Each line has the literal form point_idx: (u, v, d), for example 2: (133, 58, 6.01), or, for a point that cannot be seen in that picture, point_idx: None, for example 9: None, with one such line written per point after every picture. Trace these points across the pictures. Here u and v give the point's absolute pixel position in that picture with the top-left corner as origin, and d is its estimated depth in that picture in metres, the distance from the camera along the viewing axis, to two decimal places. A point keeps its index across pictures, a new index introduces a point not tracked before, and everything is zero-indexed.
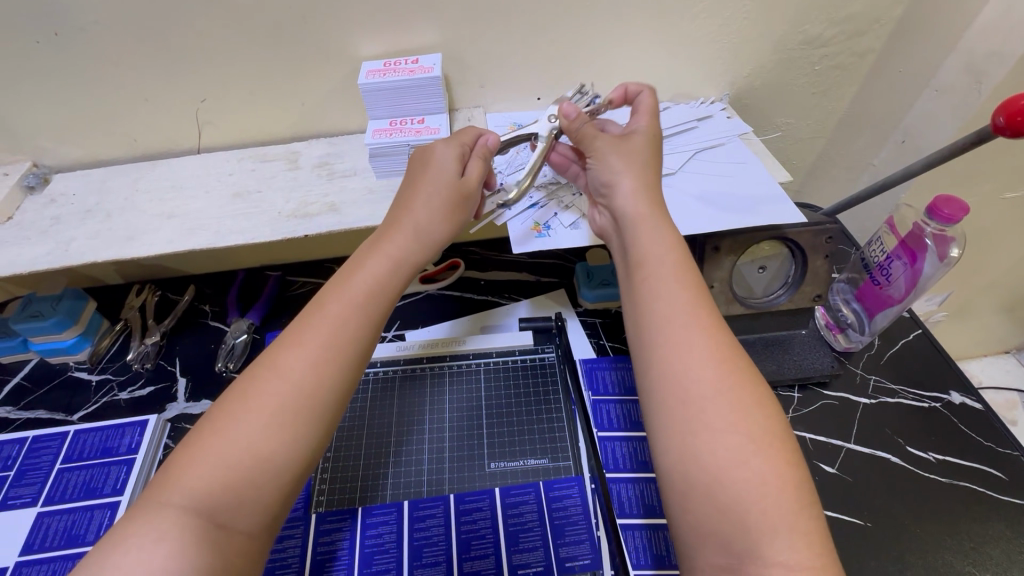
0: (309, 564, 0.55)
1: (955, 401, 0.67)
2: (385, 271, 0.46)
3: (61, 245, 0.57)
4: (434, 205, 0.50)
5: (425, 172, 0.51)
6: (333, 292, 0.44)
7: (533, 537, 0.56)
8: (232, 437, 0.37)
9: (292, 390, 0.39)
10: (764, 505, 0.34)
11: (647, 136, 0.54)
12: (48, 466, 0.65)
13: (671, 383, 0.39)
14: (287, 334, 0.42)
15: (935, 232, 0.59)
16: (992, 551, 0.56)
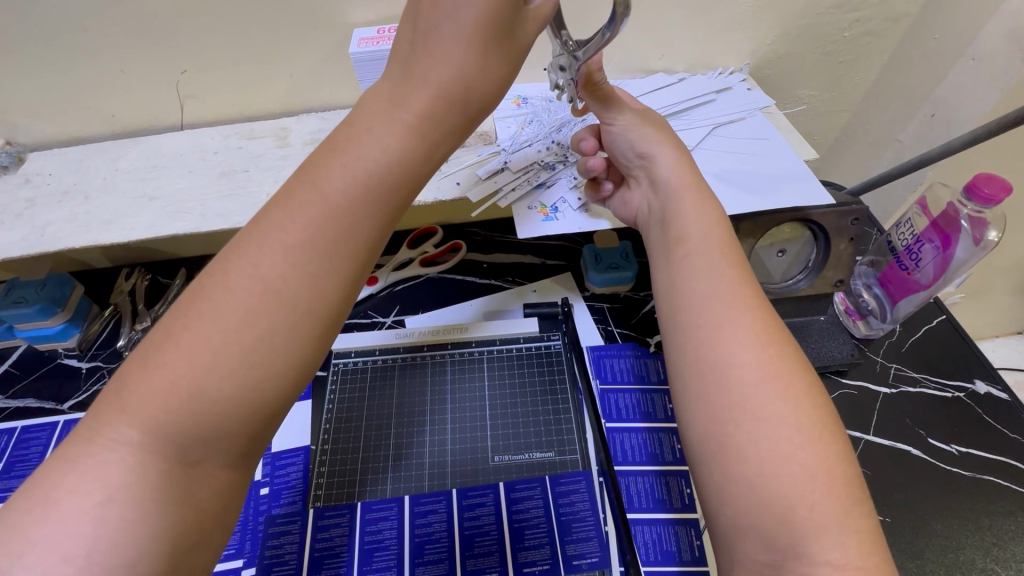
0: (307, 561, 0.53)
1: (980, 390, 0.65)
2: (365, 174, 0.34)
3: (36, 229, 0.54)
4: (470, 48, 0.35)
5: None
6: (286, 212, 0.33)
7: (539, 533, 0.54)
8: (166, 387, 0.30)
9: (241, 330, 0.31)
10: (811, 499, 0.31)
11: (657, 115, 0.51)
12: (37, 458, 0.63)
13: (702, 370, 0.36)
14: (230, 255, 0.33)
15: (971, 214, 0.55)
16: (1015, 547, 0.54)
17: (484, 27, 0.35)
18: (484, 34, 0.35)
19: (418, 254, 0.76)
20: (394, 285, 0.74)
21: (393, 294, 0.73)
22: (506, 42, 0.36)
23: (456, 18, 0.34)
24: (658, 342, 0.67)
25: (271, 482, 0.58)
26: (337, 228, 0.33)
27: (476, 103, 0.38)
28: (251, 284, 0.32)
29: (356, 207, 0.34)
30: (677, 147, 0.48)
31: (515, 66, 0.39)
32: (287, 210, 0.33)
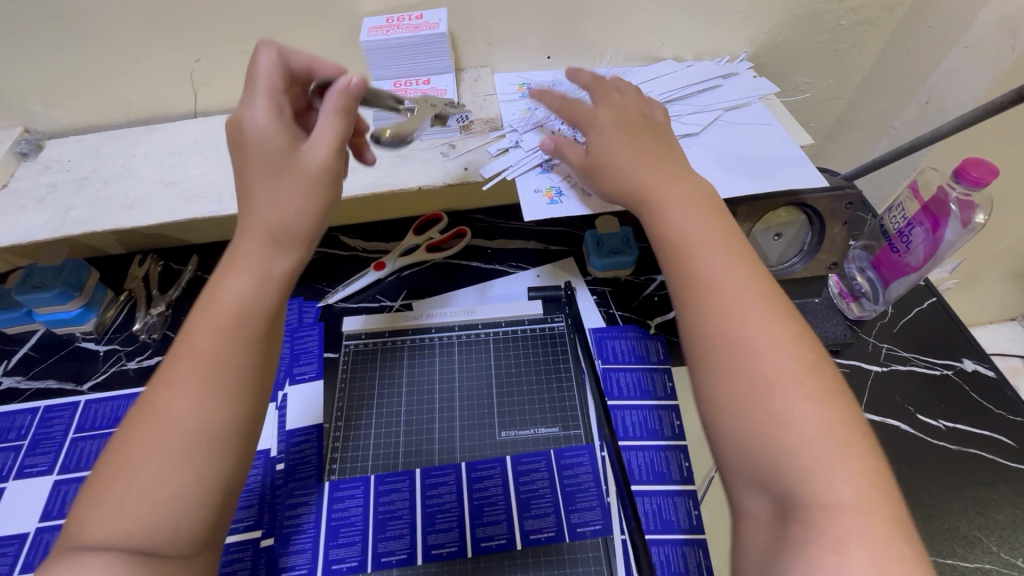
0: (324, 530, 0.56)
1: (967, 368, 0.67)
2: (242, 297, 0.41)
3: (58, 214, 0.55)
4: (268, 188, 0.43)
5: (245, 153, 0.43)
6: (195, 335, 0.39)
7: (545, 503, 0.56)
8: (121, 493, 0.35)
9: (173, 441, 0.36)
10: (828, 471, 0.33)
11: (614, 130, 0.50)
12: (60, 437, 0.63)
13: (714, 353, 0.38)
14: (159, 382, 0.38)
15: (960, 197, 0.57)
16: (999, 515, 0.57)
17: (268, 164, 0.43)
18: (266, 176, 0.43)
19: (424, 240, 0.79)
20: (400, 271, 0.78)
21: (400, 280, 0.77)
22: (289, 173, 0.43)
23: (249, 184, 0.43)
24: (658, 323, 0.71)
25: (286, 459, 0.60)
26: (232, 333, 0.40)
27: (302, 226, 0.43)
28: (170, 412, 0.37)
29: (245, 317, 0.41)
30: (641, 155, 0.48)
31: (329, 185, 0.44)
32: (191, 342, 0.39)
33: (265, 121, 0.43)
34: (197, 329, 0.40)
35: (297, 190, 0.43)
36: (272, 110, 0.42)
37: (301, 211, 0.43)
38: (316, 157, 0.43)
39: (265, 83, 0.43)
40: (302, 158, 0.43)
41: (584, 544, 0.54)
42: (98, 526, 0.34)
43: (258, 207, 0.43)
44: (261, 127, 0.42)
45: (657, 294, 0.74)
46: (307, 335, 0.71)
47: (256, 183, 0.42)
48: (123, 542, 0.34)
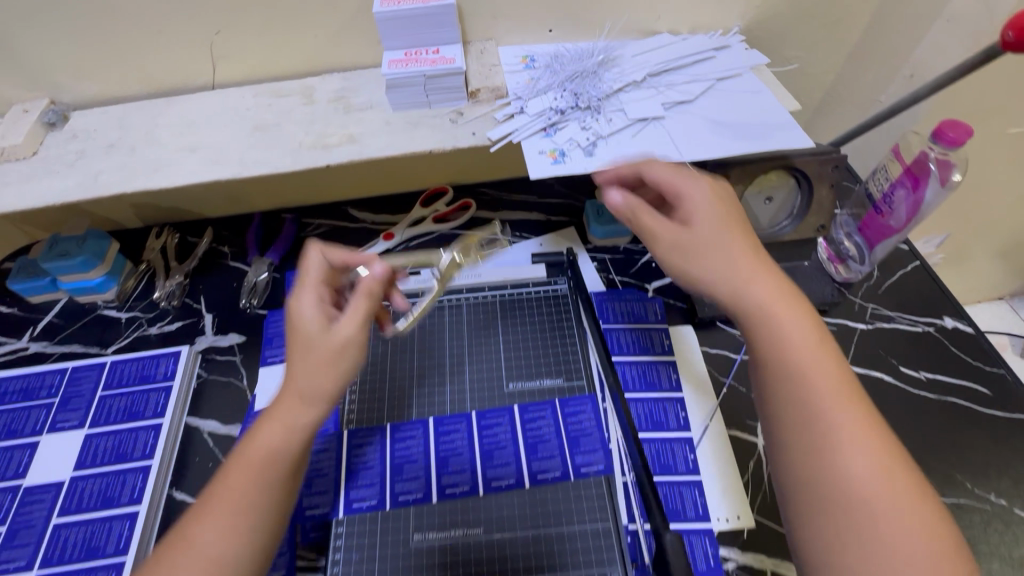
0: (343, 473, 0.59)
1: (948, 325, 0.71)
2: (274, 443, 0.44)
3: (89, 177, 0.58)
4: (302, 353, 0.47)
5: (291, 339, 0.48)
6: (232, 473, 0.44)
7: (550, 446, 0.60)
8: None
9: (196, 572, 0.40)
10: (905, 556, 0.37)
11: (705, 203, 0.50)
12: (89, 393, 0.66)
13: (799, 437, 0.42)
14: (194, 514, 0.43)
15: (938, 157, 0.61)
16: (975, 455, 0.61)
17: (305, 343, 0.47)
18: (301, 354, 0.47)
19: (431, 212, 0.83)
20: (409, 241, 0.82)
21: (408, 250, 0.81)
22: (327, 348, 0.47)
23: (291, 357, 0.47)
24: (655, 288, 0.76)
25: None
26: (262, 469, 0.44)
27: (333, 389, 0.46)
28: (201, 545, 0.41)
29: (275, 457, 0.44)
30: (747, 258, 0.47)
31: (352, 352, 0.47)
32: (227, 475, 0.44)
33: (307, 317, 0.48)
34: (239, 467, 0.44)
35: (330, 360, 0.46)
36: (314, 299, 0.49)
37: (335, 376, 0.46)
38: (345, 329, 0.47)
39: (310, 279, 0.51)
40: (337, 330, 0.47)
41: (587, 482, 0.57)
42: None
43: (295, 369, 0.46)
44: (302, 321, 0.48)
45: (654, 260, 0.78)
46: None
47: (294, 363, 0.47)
48: None
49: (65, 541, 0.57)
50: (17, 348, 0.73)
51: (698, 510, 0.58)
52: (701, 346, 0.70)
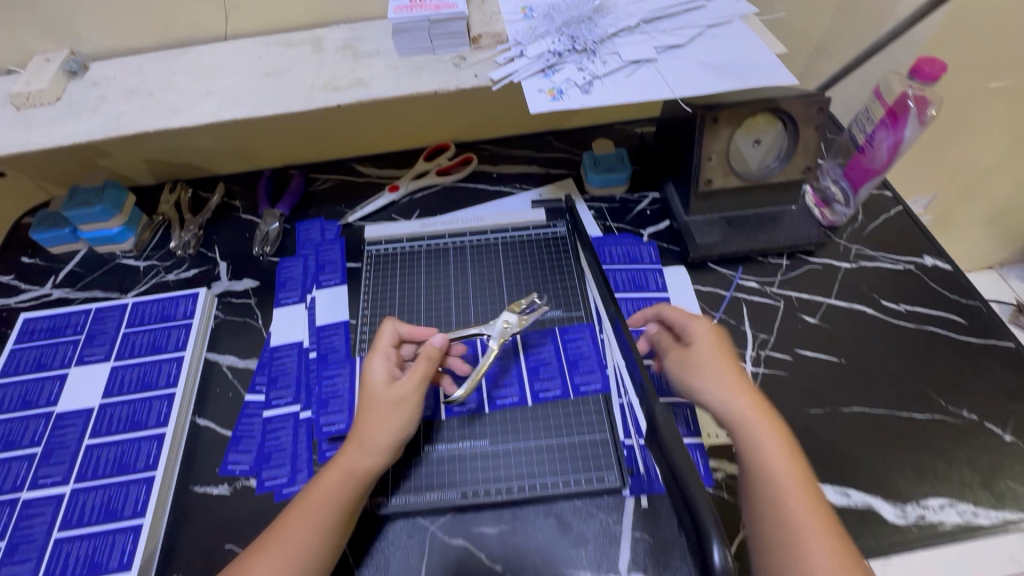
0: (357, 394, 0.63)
1: (928, 263, 0.75)
2: (327, 492, 0.50)
3: (111, 119, 0.61)
4: (369, 410, 0.54)
5: (363, 395, 0.56)
6: (292, 516, 0.49)
7: (551, 369, 0.64)
8: None
9: None
10: None
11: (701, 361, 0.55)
12: (113, 330, 0.70)
13: (770, 516, 0.45)
14: (254, 549, 0.48)
15: (916, 95, 0.64)
16: (950, 375, 0.65)
17: (371, 403, 0.54)
18: (370, 411, 0.54)
19: (433, 166, 0.87)
20: (413, 194, 0.85)
21: (413, 201, 0.84)
22: (388, 406, 0.54)
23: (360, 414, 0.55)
24: (650, 233, 0.79)
25: (321, 350, 0.68)
26: (320, 509, 0.49)
27: (389, 441, 0.53)
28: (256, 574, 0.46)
29: (329, 501, 0.50)
30: (735, 381, 0.53)
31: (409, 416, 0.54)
32: (286, 520, 0.49)
33: (377, 378, 0.56)
34: (301, 508, 0.49)
35: (389, 410, 0.54)
36: (382, 364, 0.57)
37: (392, 425, 0.53)
38: (403, 387, 0.54)
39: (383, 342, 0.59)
40: (403, 394, 0.54)
41: (586, 400, 0.62)
42: None
43: (362, 426, 0.53)
44: (372, 381, 0.56)
45: (649, 208, 0.82)
46: (330, 249, 0.78)
47: (364, 414, 0.54)
48: None
49: (98, 459, 0.60)
50: (41, 295, 0.77)
51: (690, 427, 0.62)
52: (692, 285, 0.74)
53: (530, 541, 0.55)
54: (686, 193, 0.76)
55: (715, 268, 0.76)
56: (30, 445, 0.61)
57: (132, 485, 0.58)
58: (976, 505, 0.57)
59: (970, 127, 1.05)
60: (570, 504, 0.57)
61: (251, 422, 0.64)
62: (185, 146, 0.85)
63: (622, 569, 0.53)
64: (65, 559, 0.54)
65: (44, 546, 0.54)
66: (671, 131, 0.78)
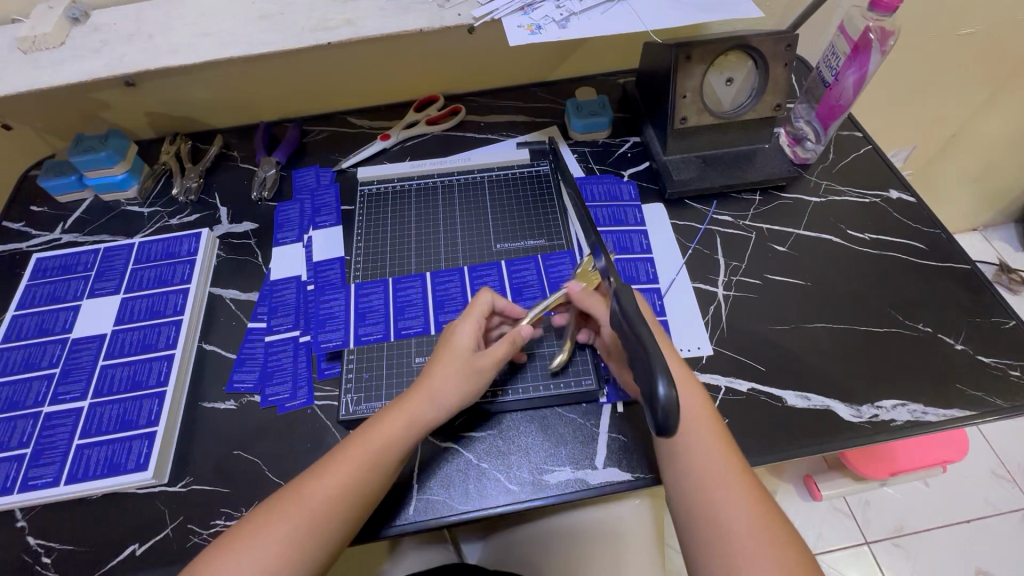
0: (353, 315, 0.68)
1: (893, 196, 0.79)
2: (389, 438, 0.54)
3: (115, 59, 0.65)
4: (446, 367, 0.57)
5: (445, 352, 0.58)
6: (354, 448, 0.53)
7: (534, 289, 0.69)
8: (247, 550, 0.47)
9: (302, 522, 0.49)
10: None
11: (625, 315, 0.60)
12: (122, 267, 0.74)
13: (696, 486, 0.50)
14: (312, 473, 0.52)
15: (877, 28, 0.67)
16: (908, 294, 0.70)
17: (449, 362, 0.57)
18: (447, 369, 0.57)
19: (423, 116, 0.90)
20: (404, 142, 0.89)
21: (404, 149, 0.88)
22: (467, 370, 0.57)
23: (434, 366, 0.58)
24: (631, 174, 0.83)
25: (319, 280, 0.72)
26: (383, 449, 0.53)
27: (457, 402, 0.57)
28: (316, 501, 0.50)
29: (390, 444, 0.54)
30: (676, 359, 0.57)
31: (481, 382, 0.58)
32: (343, 456, 0.52)
33: (463, 342, 0.59)
34: (359, 444, 0.53)
35: (470, 379, 0.57)
36: (470, 331, 0.59)
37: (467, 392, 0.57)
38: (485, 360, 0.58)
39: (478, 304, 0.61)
40: (482, 366, 0.58)
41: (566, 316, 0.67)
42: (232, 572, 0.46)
43: (434, 381, 0.56)
44: (460, 344, 0.58)
45: (630, 152, 0.86)
46: (326, 192, 0.82)
47: (438, 369, 0.57)
48: None
49: (112, 377, 0.64)
50: (50, 239, 0.81)
51: None
52: (670, 220, 0.78)
53: (516, 444, 0.60)
54: (663, 133, 0.79)
55: (691, 204, 0.80)
56: (48, 366, 0.65)
57: (145, 399, 0.63)
58: (926, 404, 0.61)
59: (942, 77, 1.08)
60: (552, 410, 0.62)
61: (253, 347, 0.68)
62: (183, 99, 0.88)
63: (599, 465, 0.58)
64: (86, 461, 0.59)
65: (67, 451, 0.59)
66: (650, 75, 0.81)
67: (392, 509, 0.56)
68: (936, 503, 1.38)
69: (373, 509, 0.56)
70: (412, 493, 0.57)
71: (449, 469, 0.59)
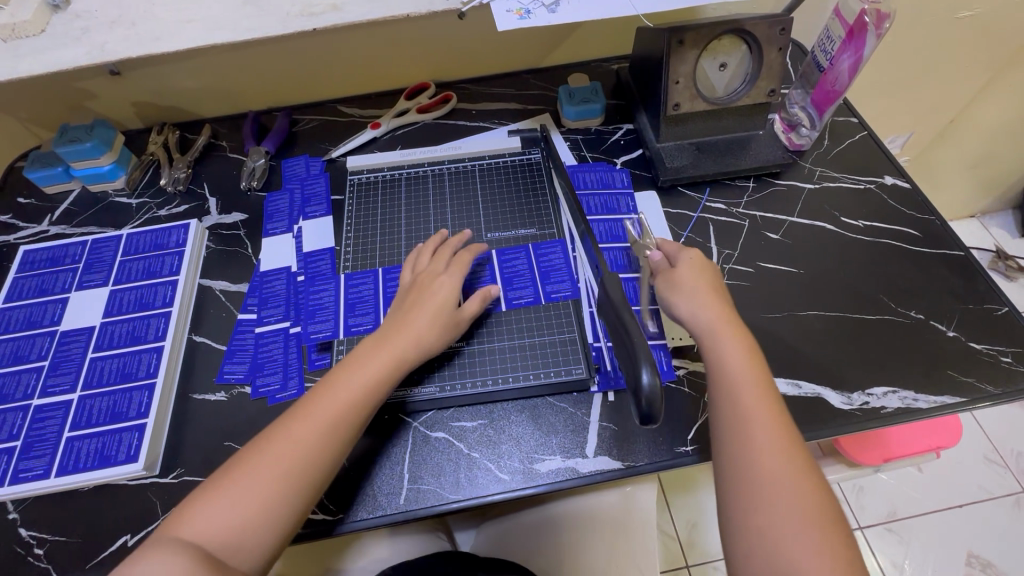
0: (343, 306, 0.68)
1: (888, 182, 0.79)
2: (373, 375, 0.55)
3: (97, 47, 0.63)
4: (430, 311, 0.60)
5: (428, 296, 0.61)
6: (338, 383, 0.55)
7: (524, 279, 0.68)
8: (239, 480, 0.49)
9: (288, 453, 0.50)
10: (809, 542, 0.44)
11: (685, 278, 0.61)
12: (110, 259, 0.73)
13: (736, 436, 0.50)
14: (298, 409, 0.53)
15: (874, 11, 0.65)
16: (901, 281, 0.69)
17: (433, 306, 0.60)
18: (431, 312, 0.60)
19: (414, 104, 0.89)
20: (395, 131, 0.87)
21: (395, 138, 0.87)
22: (449, 317, 0.60)
23: (418, 307, 0.60)
24: (624, 162, 0.82)
25: (308, 270, 0.72)
26: (368, 386, 0.55)
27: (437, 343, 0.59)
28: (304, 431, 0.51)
29: (375, 383, 0.55)
30: (718, 315, 0.57)
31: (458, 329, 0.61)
32: (330, 392, 0.54)
33: (445, 290, 0.62)
34: (341, 379, 0.55)
35: (444, 326, 0.59)
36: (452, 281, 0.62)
37: (442, 338, 0.59)
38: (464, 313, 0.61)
39: (462, 257, 0.66)
40: (461, 317, 0.61)
41: (558, 305, 0.66)
42: (221, 504, 0.47)
43: (418, 321, 0.59)
44: (443, 291, 0.61)
45: (623, 139, 0.85)
46: (316, 182, 0.81)
47: (422, 311, 0.59)
48: (225, 523, 0.47)
49: (102, 369, 0.64)
50: (38, 232, 0.80)
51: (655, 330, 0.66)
52: (662, 207, 0.77)
53: (506, 434, 0.60)
54: (657, 119, 0.78)
55: (684, 192, 0.79)
56: (37, 359, 0.65)
57: (135, 391, 0.62)
58: (917, 391, 0.61)
59: (940, 62, 1.07)
60: (543, 399, 0.62)
61: (244, 338, 0.68)
62: (170, 88, 0.87)
63: (589, 453, 0.58)
64: (77, 453, 0.58)
65: (57, 444, 0.59)
66: (642, 62, 0.80)
67: (380, 495, 0.57)
68: (929, 488, 1.39)
69: (365, 501, 0.56)
70: (402, 481, 0.58)
71: (440, 460, 0.59)
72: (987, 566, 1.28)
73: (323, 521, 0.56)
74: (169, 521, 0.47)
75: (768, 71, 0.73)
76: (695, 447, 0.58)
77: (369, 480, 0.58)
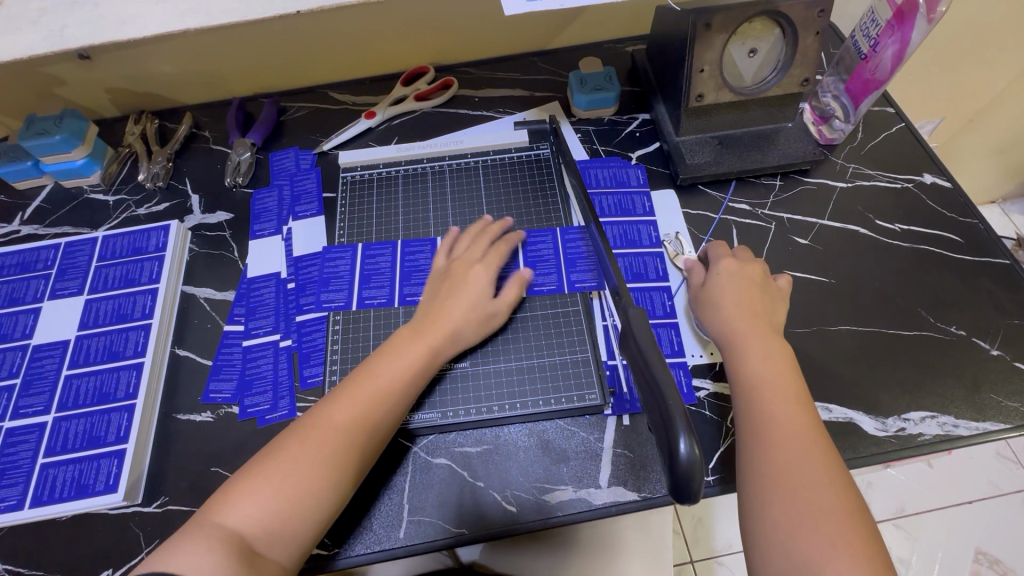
0: (355, 301, 0.64)
1: (927, 181, 0.72)
2: (410, 365, 0.53)
3: (55, 32, 0.55)
4: (466, 299, 0.57)
5: (462, 286, 0.58)
6: (378, 370, 0.52)
7: (549, 264, 0.64)
8: (276, 470, 0.46)
9: (327, 442, 0.48)
10: (829, 542, 0.41)
11: (718, 282, 0.59)
12: (85, 264, 0.68)
13: (759, 435, 0.48)
14: (338, 395, 0.51)
15: None
16: (941, 294, 0.64)
17: (468, 295, 0.58)
18: (467, 301, 0.57)
19: (412, 91, 0.82)
20: (391, 120, 0.81)
21: (391, 128, 0.80)
22: (483, 305, 0.58)
23: (454, 297, 0.58)
24: (639, 156, 0.76)
25: (298, 279, 0.66)
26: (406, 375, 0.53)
27: (470, 332, 0.57)
28: (342, 420, 0.49)
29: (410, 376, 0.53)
30: (748, 317, 0.55)
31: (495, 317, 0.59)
32: (368, 378, 0.52)
33: (480, 281, 0.59)
34: (378, 368, 0.52)
35: (475, 320, 0.57)
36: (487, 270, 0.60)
37: (475, 337, 0.57)
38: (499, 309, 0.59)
39: (500, 247, 0.63)
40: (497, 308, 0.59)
41: (568, 300, 0.62)
42: (255, 496, 0.45)
43: (454, 309, 0.57)
44: (477, 282, 0.59)
45: (639, 131, 0.78)
46: (306, 178, 0.75)
47: (455, 299, 0.57)
48: (260, 515, 0.44)
49: (78, 388, 0.60)
50: (8, 232, 0.74)
51: (674, 347, 0.61)
52: (681, 208, 0.72)
53: (509, 459, 0.56)
54: (677, 110, 0.71)
55: (705, 191, 0.73)
56: (9, 376, 0.61)
57: (114, 413, 0.58)
58: (957, 417, 0.57)
59: (980, 41, 0.98)
60: (553, 422, 0.57)
61: (230, 352, 0.63)
62: (145, 73, 0.80)
63: (603, 482, 0.54)
64: (52, 482, 0.55)
65: (30, 471, 0.55)
66: (661, 46, 0.73)
67: (378, 526, 0.53)
68: (938, 485, 1.36)
69: (363, 534, 0.52)
70: (401, 513, 0.53)
71: (442, 489, 0.55)
72: (995, 563, 1.25)
73: (317, 556, 0.52)
74: (204, 513, 0.45)
75: (804, 58, 0.66)
76: (716, 478, 0.54)
77: (364, 511, 0.53)
